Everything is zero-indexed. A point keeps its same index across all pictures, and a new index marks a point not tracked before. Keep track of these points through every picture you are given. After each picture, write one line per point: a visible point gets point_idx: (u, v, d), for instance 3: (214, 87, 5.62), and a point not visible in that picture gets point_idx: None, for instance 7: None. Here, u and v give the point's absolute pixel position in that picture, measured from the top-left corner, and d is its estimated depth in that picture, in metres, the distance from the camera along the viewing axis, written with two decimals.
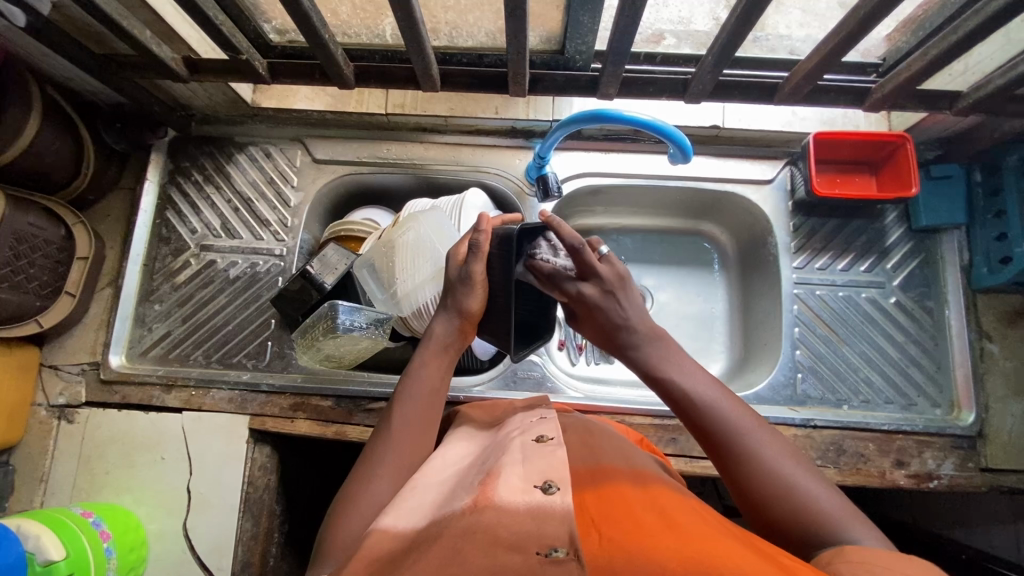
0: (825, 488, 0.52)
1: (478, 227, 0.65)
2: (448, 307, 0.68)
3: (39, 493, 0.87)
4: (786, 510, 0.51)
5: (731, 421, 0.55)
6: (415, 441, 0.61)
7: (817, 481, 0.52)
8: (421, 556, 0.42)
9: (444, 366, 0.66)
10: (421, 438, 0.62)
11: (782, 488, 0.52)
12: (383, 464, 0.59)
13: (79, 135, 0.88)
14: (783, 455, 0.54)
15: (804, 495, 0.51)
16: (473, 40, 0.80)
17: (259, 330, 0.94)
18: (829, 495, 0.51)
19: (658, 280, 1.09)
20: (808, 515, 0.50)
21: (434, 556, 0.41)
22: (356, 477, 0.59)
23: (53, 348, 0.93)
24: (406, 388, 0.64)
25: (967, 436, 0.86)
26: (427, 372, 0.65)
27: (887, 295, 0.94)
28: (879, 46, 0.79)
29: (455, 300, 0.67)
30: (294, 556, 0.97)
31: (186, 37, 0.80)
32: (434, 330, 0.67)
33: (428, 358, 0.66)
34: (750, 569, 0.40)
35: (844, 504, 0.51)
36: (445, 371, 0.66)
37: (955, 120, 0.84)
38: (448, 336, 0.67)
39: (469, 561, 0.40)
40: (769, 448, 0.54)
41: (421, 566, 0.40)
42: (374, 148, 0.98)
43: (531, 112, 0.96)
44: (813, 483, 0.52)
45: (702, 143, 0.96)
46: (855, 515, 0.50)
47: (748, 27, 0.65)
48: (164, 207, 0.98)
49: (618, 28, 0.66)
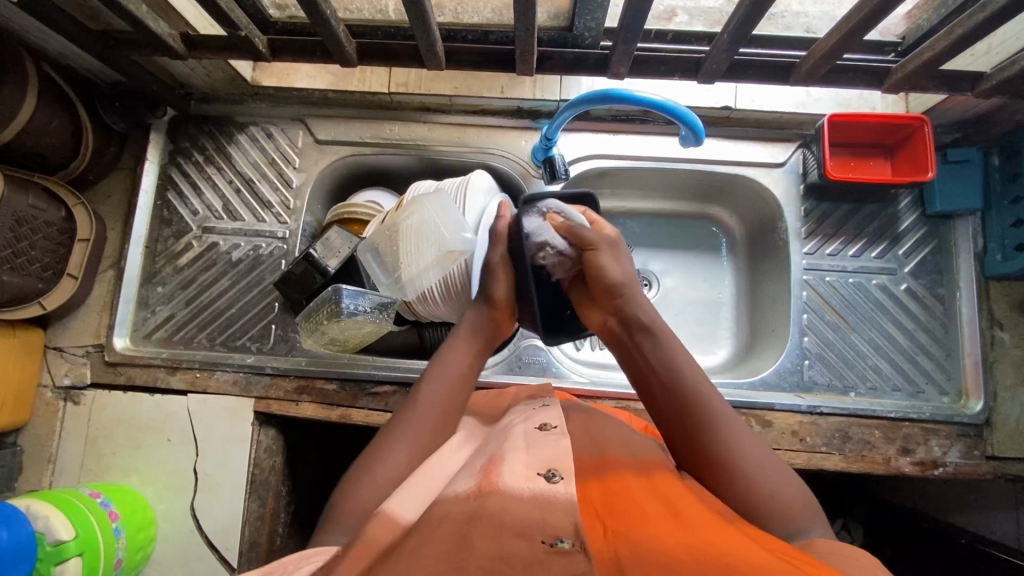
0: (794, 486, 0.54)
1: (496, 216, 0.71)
2: (479, 300, 0.70)
3: (47, 473, 0.88)
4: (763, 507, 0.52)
5: (717, 417, 0.56)
6: (442, 417, 0.62)
7: (786, 478, 0.55)
8: (429, 537, 0.41)
9: (472, 355, 0.67)
10: (449, 416, 0.62)
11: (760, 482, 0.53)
12: (406, 434, 0.59)
13: (76, 113, 0.86)
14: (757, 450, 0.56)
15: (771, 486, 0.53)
16: (480, 16, 0.78)
17: (263, 314, 0.94)
18: (797, 491, 0.54)
19: (664, 265, 1.07)
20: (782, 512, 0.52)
21: (444, 542, 0.41)
22: (377, 446, 0.59)
23: (57, 330, 0.92)
24: (437, 365, 0.65)
25: (974, 424, 0.86)
26: (455, 357, 0.66)
27: (898, 281, 0.93)
28: (899, 24, 0.78)
29: (482, 291, 0.69)
30: (301, 535, 0.99)
31: (183, 11, 0.77)
32: (477, 328, 0.69)
33: (458, 341, 0.67)
34: (750, 554, 0.40)
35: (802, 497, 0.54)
36: (472, 359, 0.67)
37: (975, 102, 0.82)
38: (478, 324, 0.69)
39: (476, 544, 0.40)
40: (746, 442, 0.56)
41: (431, 548, 0.40)
42: (377, 128, 0.96)
43: (538, 92, 0.93)
44: (786, 484, 0.54)
45: (714, 125, 0.94)
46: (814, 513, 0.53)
47: (767, 4, 0.63)
48: (165, 188, 0.97)
49: (631, 5, 0.64)
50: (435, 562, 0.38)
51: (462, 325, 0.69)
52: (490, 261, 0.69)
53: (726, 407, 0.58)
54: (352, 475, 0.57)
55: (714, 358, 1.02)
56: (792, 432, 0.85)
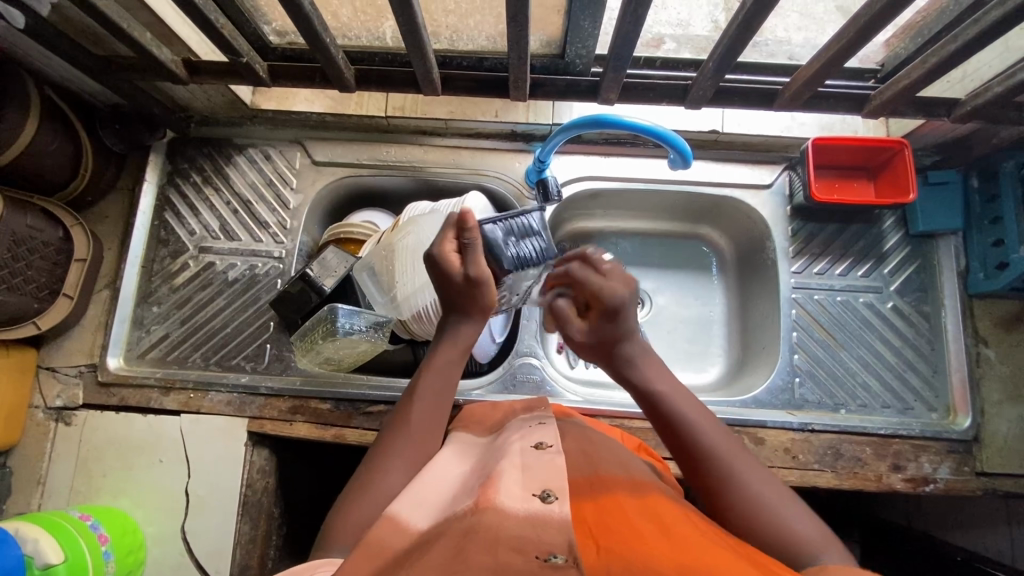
0: (801, 508, 0.54)
1: (445, 251, 0.64)
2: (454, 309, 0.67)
3: (36, 495, 0.87)
4: (766, 532, 0.52)
5: (717, 447, 0.57)
6: (426, 438, 0.61)
7: (795, 505, 0.54)
8: (423, 554, 0.42)
9: (448, 372, 0.65)
10: (442, 421, 0.64)
11: (762, 511, 0.53)
12: (399, 446, 0.60)
13: (77, 137, 0.87)
14: (760, 475, 0.56)
15: (788, 522, 0.52)
16: (474, 44, 0.80)
17: (258, 333, 0.94)
18: (808, 519, 0.53)
19: (656, 284, 1.09)
20: (790, 539, 0.51)
21: (439, 552, 0.42)
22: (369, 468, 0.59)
23: (51, 350, 0.92)
24: (429, 374, 0.64)
25: (963, 440, 0.87)
26: (428, 381, 0.64)
27: (884, 299, 0.95)
28: (878, 52, 0.82)
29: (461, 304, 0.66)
30: (292, 558, 0.98)
31: (185, 37, 0.79)
32: (458, 325, 0.67)
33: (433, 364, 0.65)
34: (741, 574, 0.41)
35: (819, 527, 0.53)
36: (447, 378, 0.65)
37: (952, 126, 0.85)
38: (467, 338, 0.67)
39: (471, 552, 0.41)
40: (751, 472, 0.56)
41: (423, 562, 0.41)
42: (374, 150, 0.98)
43: (531, 116, 0.96)
44: (793, 508, 0.54)
45: (702, 148, 0.96)
46: (832, 540, 0.52)
47: (749, 35, 0.66)
48: (163, 208, 0.98)
49: (619, 34, 0.67)
50: (433, 572, 0.39)
51: (447, 331, 0.67)
52: (471, 278, 0.64)
53: (737, 452, 0.57)
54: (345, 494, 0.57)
55: (707, 375, 1.03)
56: (784, 449, 0.86)
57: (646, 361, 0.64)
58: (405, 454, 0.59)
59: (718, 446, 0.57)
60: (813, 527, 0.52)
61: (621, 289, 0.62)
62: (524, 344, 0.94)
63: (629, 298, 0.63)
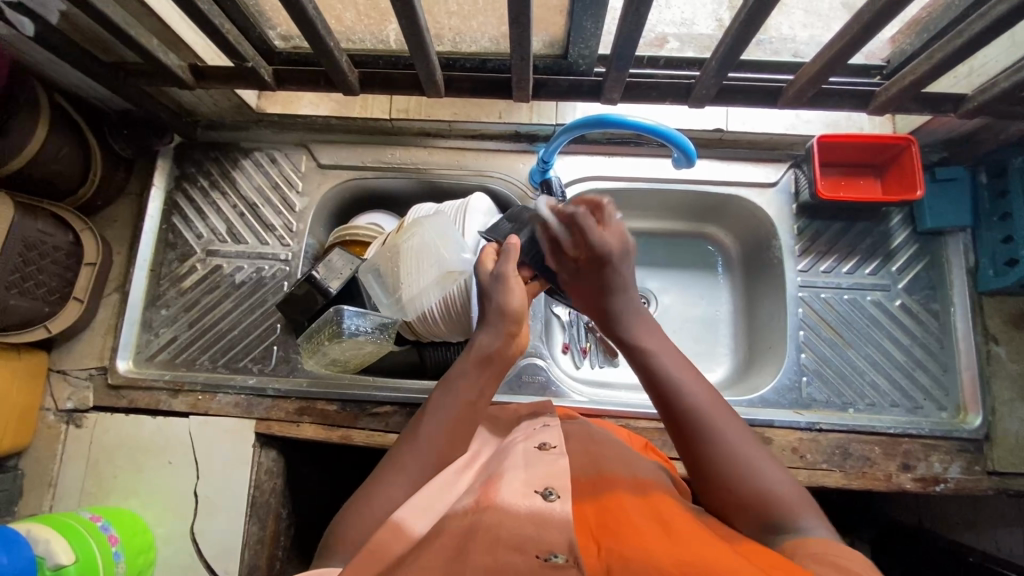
0: (781, 473, 0.54)
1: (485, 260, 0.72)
2: (491, 321, 0.67)
3: (47, 497, 0.88)
4: (743, 492, 0.53)
5: (699, 401, 0.57)
6: (454, 442, 0.61)
7: (775, 466, 0.55)
8: (423, 552, 0.43)
9: (483, 378, 0.65)
10: (473, 421, 0.64)
11: (741, 471, 0.54)
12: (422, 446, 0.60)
13: (86, 142, 0.88)
14: (740, 433, 0.56)
15: (766, 483, 0.53)
16: (477, 45, 0.80)
17: (265, 335, 0.95)
18: (786, 480, 0.54)
19: (661, 283, 1.08)
20: (765, 499, 0.52)
21: (438, 552, 0.43)
22: (387, 468, 0.59)
23: (61, 353, 0.93)
24: (462, 377, 0.65)
25: (973, 439, 0.86)
26: (463, 385, 0.64)
27: (892, 298, 0.94)
28: (884, 48, 0.80)
29: (494, 310, 0.67)
30: (300, 559, 0.98)
31: (192, 43, 0.80)
32: (493, 338, 0.67)
33: (468, 368, 0.65)
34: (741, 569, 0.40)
35: (798, 489, 0.53)
36: (483, 384, 0.65)
37: (959, 122, 0.84)
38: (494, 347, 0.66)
39: (473, 556, 0.42)
40: (731, 430, 0.56)
41: (424, 559, 0.42)
42: (379, 153, 0.99)
43: (535, 117, 0.96)
44: (775, 471, 0.54)
45: (706, 147, 0.96)
46: (810, 505, 0.52)
47: (752, 31, 0.65)
48: (171, 212, 0.99)
49: (622, 33, 0.66)
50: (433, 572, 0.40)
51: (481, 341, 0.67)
52: (500, 272, 0.69)
53: (718, 409, 0.58)
54: (357, 494, 0.57)
55: (713, 376, 1.03)
56: (791, 449, 0.85)
57: (636, 318, 0.65)
58: (427, 459, 0.59)
59: (700, 401, 0.57)
60: (793, 489, 0.53)
61: (613, 242, 0.66)
62: (529, 345, 0.95)
63: (621, 252, 0.66)
